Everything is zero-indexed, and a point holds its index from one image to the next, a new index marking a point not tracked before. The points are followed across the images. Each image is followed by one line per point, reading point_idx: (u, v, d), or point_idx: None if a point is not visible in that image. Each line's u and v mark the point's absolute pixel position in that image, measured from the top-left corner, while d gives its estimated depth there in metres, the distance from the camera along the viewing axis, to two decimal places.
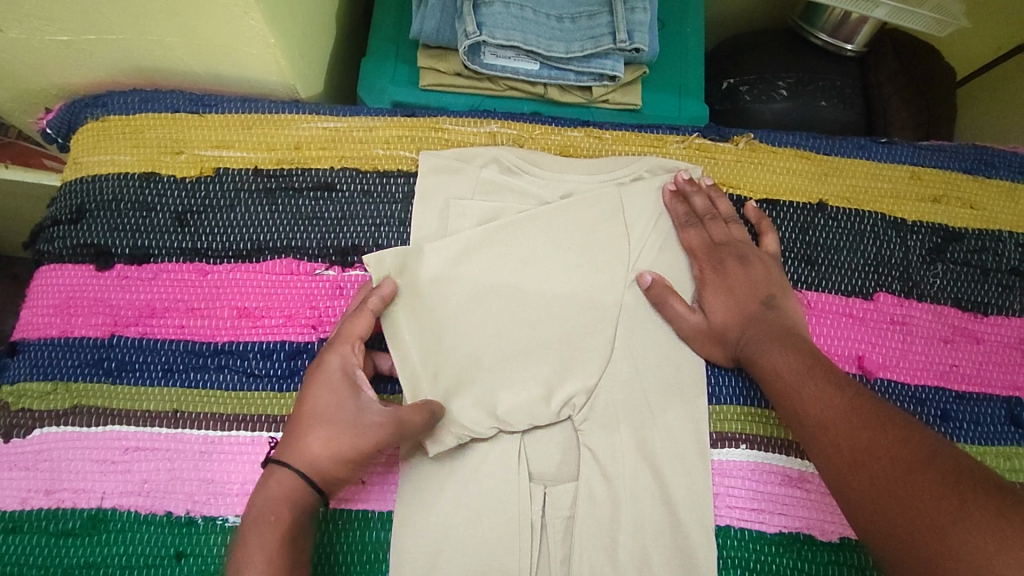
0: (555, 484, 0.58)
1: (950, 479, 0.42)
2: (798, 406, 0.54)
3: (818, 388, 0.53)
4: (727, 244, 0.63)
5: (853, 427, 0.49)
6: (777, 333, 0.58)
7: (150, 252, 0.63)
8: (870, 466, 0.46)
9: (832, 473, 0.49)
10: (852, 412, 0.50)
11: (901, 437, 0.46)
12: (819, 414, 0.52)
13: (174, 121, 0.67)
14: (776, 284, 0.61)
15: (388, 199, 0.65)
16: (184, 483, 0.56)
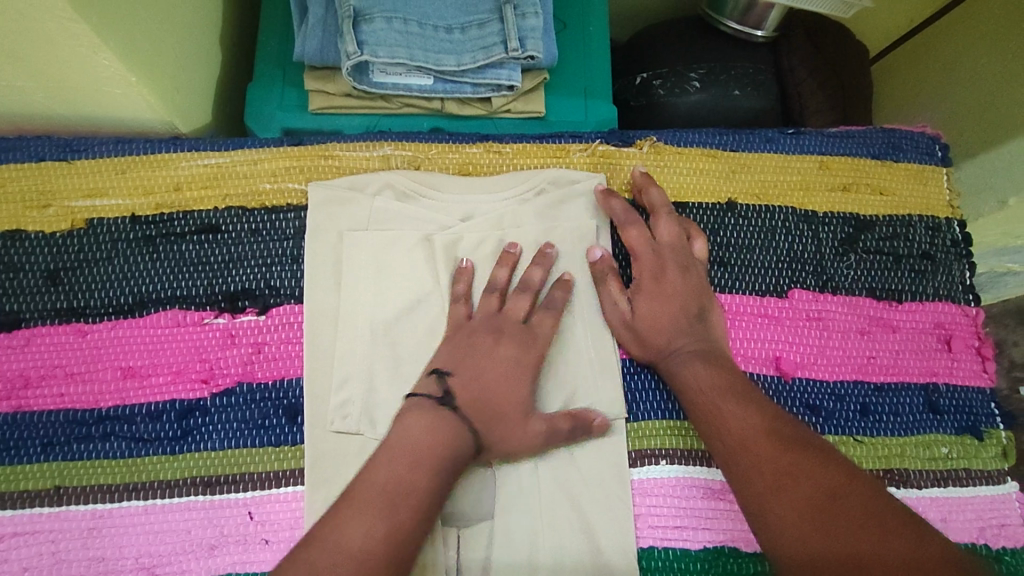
0: (470, 524, 0.55)
1: (867, 510, 0.44)
2: (714, 421, 0.53)
3: (736, 403, 0.53)
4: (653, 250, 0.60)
5: (773, 448, 0.49)
6: (694, 347, 0.57)
7: (20, 316, 0.58)
8: (788, 488, 0.46)
9: (745, 491, 0.48)
10: (772, 431, 0.50)
11: (820, 460, 0.47)
12: (737, 430, 0.51)
13: (39, 171, 0.61)
14: (694, 294, 0.59)
15: (278, 236, 0.61)
16: (72, 564, 0.53)
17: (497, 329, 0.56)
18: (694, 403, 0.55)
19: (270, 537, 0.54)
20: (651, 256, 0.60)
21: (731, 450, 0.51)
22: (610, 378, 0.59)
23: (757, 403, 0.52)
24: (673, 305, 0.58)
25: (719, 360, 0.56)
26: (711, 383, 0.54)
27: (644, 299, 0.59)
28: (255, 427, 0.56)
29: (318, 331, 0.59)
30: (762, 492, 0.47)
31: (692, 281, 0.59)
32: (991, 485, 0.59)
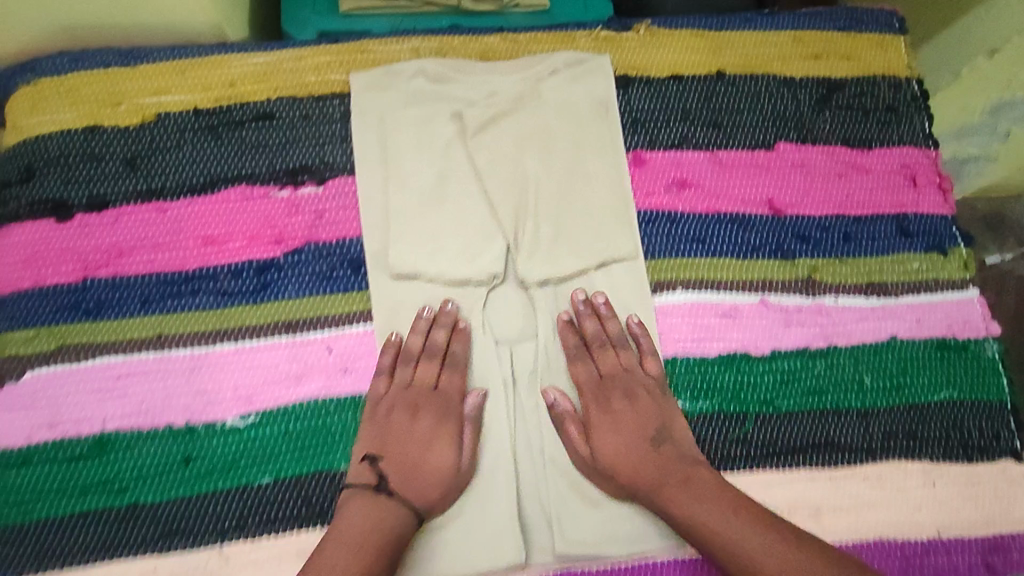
0: (519, 343, 0.65)
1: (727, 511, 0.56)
2: (661, 492, 0.58)
3: (677, 479, 0.59)
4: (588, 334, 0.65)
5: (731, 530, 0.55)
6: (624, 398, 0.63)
7: (106, 198, 0.65)
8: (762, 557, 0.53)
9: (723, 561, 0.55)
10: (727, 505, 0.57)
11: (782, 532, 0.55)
12: (697, 515, 0.56)
13: (108, 76, 0.67)
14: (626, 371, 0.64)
15: (328, 119, 0.69)
16: (181, 396, 0.61)
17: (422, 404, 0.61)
18: (628, 478, 0.60)
19: (347, 366, 0.63)
20: (605, 355, 0.64)
21: (682, 517, 0.57)
22: (629, 220, 0.68)
23: (693, 469, 0.59)
24: (630, 424, 0.61)
25: (667, 436, 0.61)
26: (642, 452, 0.60)
27: (593, 415, 0.62)
28: (326, 278, 0.65)
29: (372, 198, 0.67)
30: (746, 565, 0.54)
31: (648, 403, 0.62)
32: (956, 290, 0.70)
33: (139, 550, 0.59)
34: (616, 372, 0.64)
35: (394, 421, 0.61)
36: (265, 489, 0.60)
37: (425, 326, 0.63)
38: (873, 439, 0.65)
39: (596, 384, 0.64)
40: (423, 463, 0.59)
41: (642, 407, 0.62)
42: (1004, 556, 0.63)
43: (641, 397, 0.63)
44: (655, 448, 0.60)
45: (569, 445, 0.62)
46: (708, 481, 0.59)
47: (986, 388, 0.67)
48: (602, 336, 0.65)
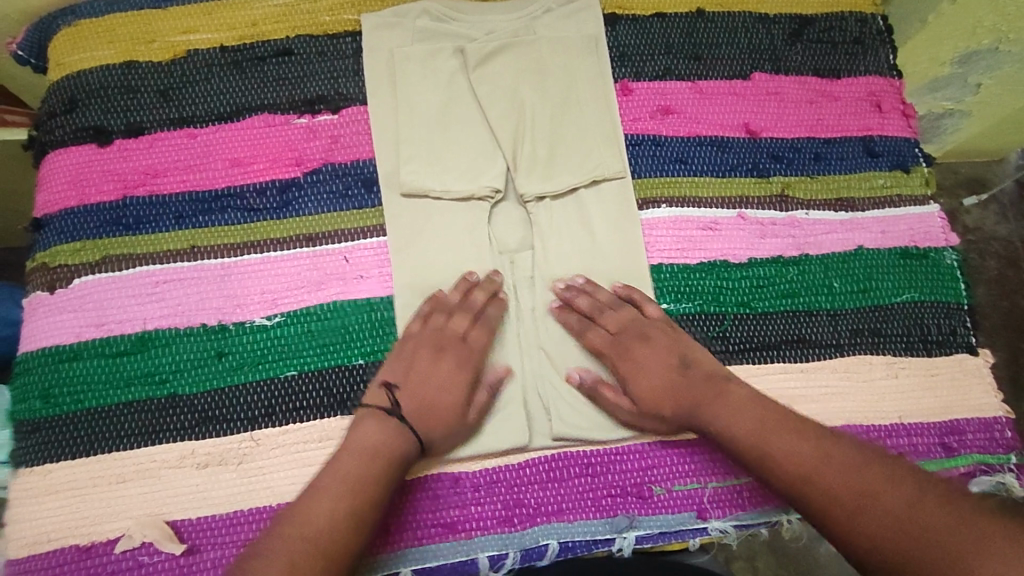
0: (518, 254, 0.72)
1: (775, 419, 0.58)
2: (707, 409, 0.61)
3: (710, 396, 0.61)
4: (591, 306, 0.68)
5: (760, 438, 0.57)
6: (642, 335, 0.66)
7: (142, 125, 0.72)
8: (789, 457, 0.55)
9: (756, 467, 0.57)
10: (760, 418, 0.58)
11: (816, 435, 0.56)
12: (737, 424, 0.59)
13: (141, 17, 0.74)
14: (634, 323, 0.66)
15: (341, 55, 0.75)
16: (213, 299, 0.68)
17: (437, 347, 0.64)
18: (671, 409, 0.63)
19: (363, 273, 0.69)
20: (608, 316, 0.67)
21: (727, 425, 0.59)
22: (616, 142, 0.74)
23: (724, 386, 0.62)
24: (653, 361, 0.64)
25: (689, 366, 0.64)
26: (665, 384, 0.63)
27: (619, 363, 0.65)
28: (342, 196, 0.71)
29: (383, 124, 0.73)
30: (775, 471, 0.55)
31: (662, 344, 0.65)
32: (918, 205, 0.76)
33: (177, 436, 0.65)
34: (626, 325, 0.66)
35: (418, 360, 0.63)
36: (291, 381, 0.66)
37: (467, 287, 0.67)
38: (842, 336, 0.71)
39: (611, 338, 0.66)
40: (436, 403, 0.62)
41: (658, 348, 0.65)
42: (961, 438, 0.69)
43: (655, 337, 0.65)
44: (683, 375, 0.63)
45: (611, 406, 0.65)
46: (743, 395, 0.61)
47: (945, 290, 0.74)
48: (599, 306, 0.68)
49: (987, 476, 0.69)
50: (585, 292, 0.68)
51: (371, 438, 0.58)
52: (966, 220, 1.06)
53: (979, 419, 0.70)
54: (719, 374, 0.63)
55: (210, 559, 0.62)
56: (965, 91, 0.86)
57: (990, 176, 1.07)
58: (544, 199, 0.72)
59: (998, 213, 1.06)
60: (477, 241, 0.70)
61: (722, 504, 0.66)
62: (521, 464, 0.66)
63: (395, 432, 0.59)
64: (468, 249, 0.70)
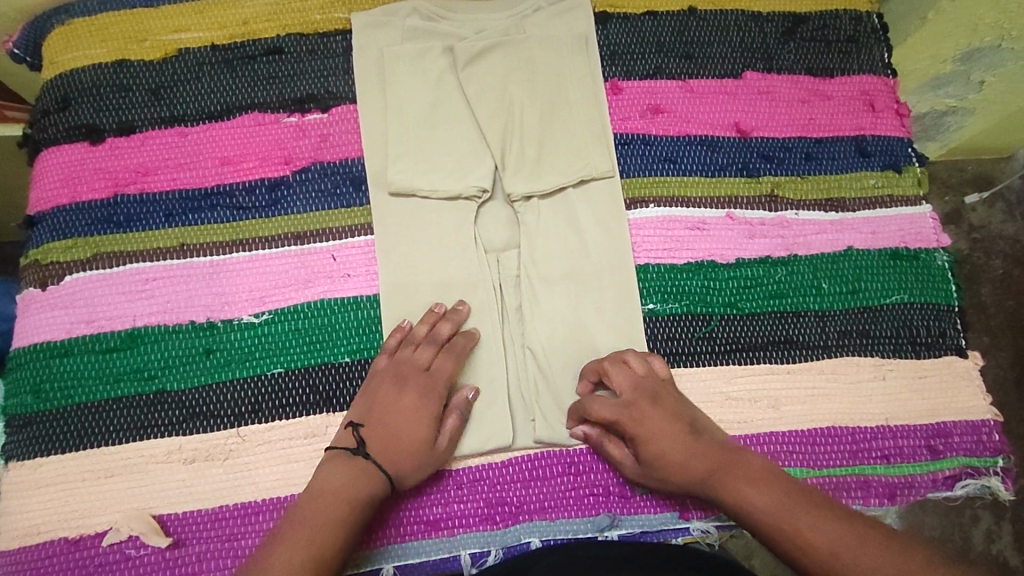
0: (505, 254, 0.72)
1: (785, 496, 0.55)
2: (726, 487, 0.58)
3: (736, 472, 0.58)
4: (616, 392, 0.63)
5: (781, 514, 0.54)
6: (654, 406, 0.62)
7: (134, 124, 0.72)
8: (811, 535, 0.52)
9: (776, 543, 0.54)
10: (778, 489, 0.56)
11: (817, 510, 0.54)
12: (753, 502, 0.56)
13: (134, 15, 0.75)
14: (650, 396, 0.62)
15: (331, 54, 0.76)
16: (202, 297, 0.69)
17: (399, 378, 0.64)
18: (702, 469, 0.59)
19: (350, 272, 0.70)
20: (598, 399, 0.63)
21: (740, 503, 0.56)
22: (604, 142, 0.73)
23: (742, 457, 0.59)
24: (672, 429, 0.61)
25: (701, 428, 0.62)
26: (689, 447, 0.60)
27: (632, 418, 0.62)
28: (330, 194, 0.72)
29: (372, 123, 0.73)
30: (794, 548, 0.52)
31: (671, 403, 0.62)
32: (910, 206, 0.76)
33: (165, 431, 0.66)
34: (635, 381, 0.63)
35: (383, 393, 0.63)
36: (277, 379, 0.67)
37: (433, 319, 0.67)
38: (830, 337, 0.71)
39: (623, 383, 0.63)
40: (399, 432, 0.61)
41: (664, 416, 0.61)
42: (947, 441, 0.69)
43: (664, 399, 0.62)
44: (697, 441, 0.60)
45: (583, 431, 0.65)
46: (752, 466, 0.59)
47: (935, 292, 0.73)
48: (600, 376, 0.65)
49: (972, 479, 0.69)
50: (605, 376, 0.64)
51: (337, 481, 0.58)
52: (969, 219, 1.04)
53: (967, 422, 0.70)
54: (731, 444, 0.61)
55: (196, 553, 0.63)
56: (968, 89, 0.84)
57: (994, 175, 1.05)
58: (531, 199, 0.72)
59: (1004, 211, 1.04)
60: (463, 241, 0.71)
61: (705, 504, 0.67)
62: (504, 462, 0.67)
63: (354, 467, 0.59)
64: (453, 248, 0.70)
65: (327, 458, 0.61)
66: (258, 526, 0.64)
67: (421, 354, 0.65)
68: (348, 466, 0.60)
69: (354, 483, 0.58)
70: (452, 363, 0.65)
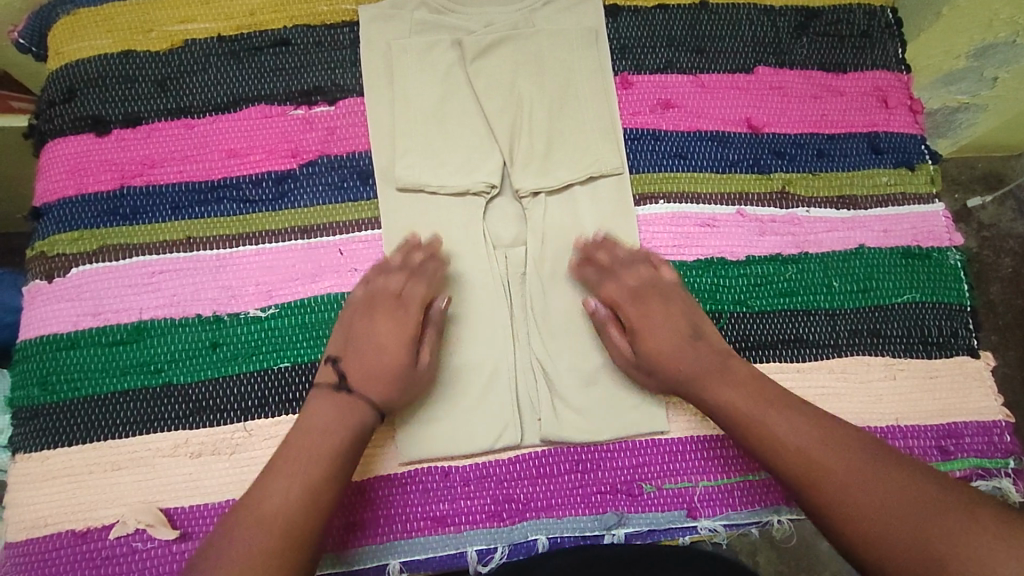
0: (512, 249, 0.72)
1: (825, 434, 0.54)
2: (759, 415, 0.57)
3: (771, 402, 0.58)
4: (642, 284, 0.65)
5: (758, 411, 0.57)
6: (642, 297, 0.64)
7: (140, 115, 0.72)
8: (782, 425, 0.56)
9: (753, 445, 0.57)
10: (763, 392, 0.59)
11: (810, 417, 0.56)
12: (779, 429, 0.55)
13: (139, 6, 0.74)
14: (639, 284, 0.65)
15: (338, 46, 0.75)
16: (208, 290, 0.68)
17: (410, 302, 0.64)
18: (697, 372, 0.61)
19: (357, 266, 0.70)
20: (628, 270, 0.66)
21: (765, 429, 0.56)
22: (614, 139, 0.73)
23: (729, 362, 0.61)
24: (665, 321, 0.63)
25: (702, 335, 0.63)
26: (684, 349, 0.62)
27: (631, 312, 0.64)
28: (337, 188, 0.71)
29: (379, 117, 0.73)
30: (775, 449, 0.55)
31: (682, 306, 0.64)
32: (922, 204, 0.75)
33: (172, 425, 0.65)
34: (643, 287, 0.65)
35: (356, 323, 0.62)
36: (284, 373, 0.67)
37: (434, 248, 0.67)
38: (840, 336, 0.70)
39: (628, 292, 0.65)
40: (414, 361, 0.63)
41: (668, 305, 0.64)
42: (958, 442, 0.69)
43: (665, 296, 0.64)
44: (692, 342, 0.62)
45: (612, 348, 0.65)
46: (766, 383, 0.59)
47: (947, 292, 0.72)
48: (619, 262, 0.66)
49: (984, 480, 0.68)
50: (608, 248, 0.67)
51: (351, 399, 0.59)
52: (981, 217, 1.03)
53: (978, 423, 0.69)
54: (727, 351, 0.63)
55: None
56: (980, 85, 0.83)
57: (1005, 173, 1.04)
58: (540, 195, 0.71)
59: (1015, 208, 1.03)
60: (470, 238, 0.70)
61: (712, 503, 0.66)
62: (511, 460, 0.66)
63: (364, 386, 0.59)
64: (461, 245, 0.70)
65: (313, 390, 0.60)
66: None
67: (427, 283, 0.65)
68: (331, 398, 0.59)
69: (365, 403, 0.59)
70: (424, 286, 0.65)
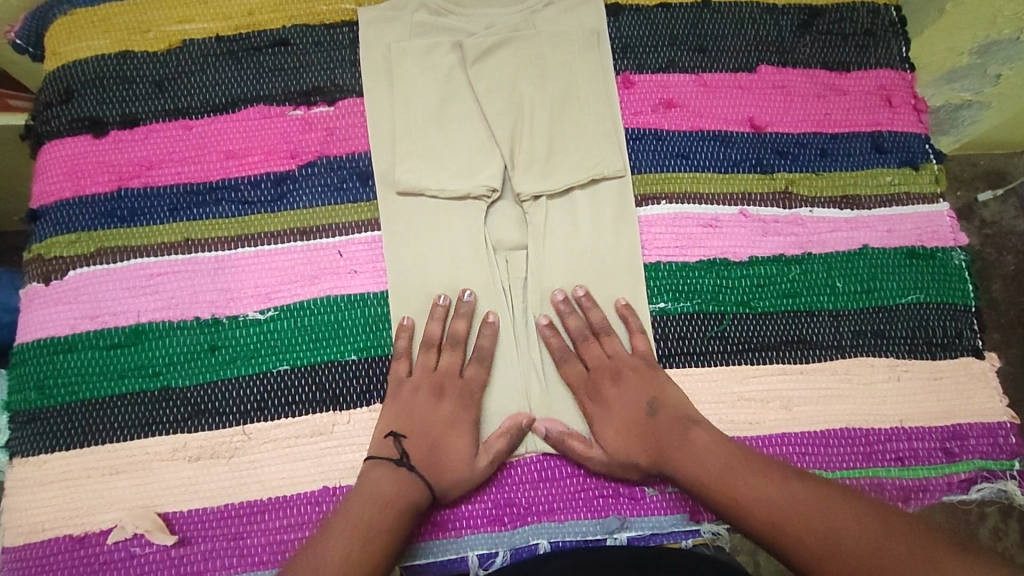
0: (513, 252, 0.71)
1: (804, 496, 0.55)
2: (729, 485, 0.58)
3: (739, 470, 0.58)
4: (601, 366, 0.66)
5: (725, 482, 0.58)
6: (604, 379, 0.66)
7: (138, 117, 0.71)
8: (752, 492, 0.56)
9: (729, 513, 0.57)
10: (730, 459, 0.59)
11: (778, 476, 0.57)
12: (754, 497, 0.56)
13: (137, 5, 0.73)
14: (608, 369, 0.66)
15: (337, 46, 0.74)
16: (207, 292, 0.68)
17: (438, 389, 0.65)
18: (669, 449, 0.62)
19: (357, 268, 0.69)
20: (587, 347, 0.67)
21: (738, 496, 0.57)
22: (615, 141, 0.72)
23: (689, 430, 0.62)
24: (624, 404, 0.65)
25: (660, 404, 0.64)
26: (648, 423, 0.64)
27: (608, 395, 0.65)
28: (337, 189, 0.71)
29: (379, 119, 0.72)
30: (758, 519, 0.55)
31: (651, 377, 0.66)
32: (926, 204, 0.74)
33: (170, 429, 0.65)
34: (601, 362, 0.66)
35: (419, 403, 0.64)
36: (283, 376, 0.66)
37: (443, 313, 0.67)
38: (844, 337, 0.70)
39: (585, 373, 0.67)
40: (443, 448, 0.63)
41: (629, 386, 0.65)
42: (963, 443, 0.68)
43: (629, 375, 0.66)
44: (649, 417, 0.64)
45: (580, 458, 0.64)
46: (719, 441, 0.61)
47: (951, 292, 0.72)
48: (586, 329, 0.68)
49: (988, 483, 0.68)
50: (581, 312, 0.68)
51: (383, 487, 0.59)
52: (983, 215, 1.02)
53: (982, 424, 0.69)
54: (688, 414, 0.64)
55: (201, 551, 0.63)
56: (984, 82, 0.82)
57: (1009, 170, 1.04)
58: (541, 198, 0.71)
59: (1018, 206, 1.02)
60: (471, 242, 0.69)
61: None
62: (513, 464, 0.66)
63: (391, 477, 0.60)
64: (461, 248, 0.69)
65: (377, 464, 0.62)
66: (264, 525, 0.63)
67: (449, 360, 0.66)
68: (393, 475, 0.60)
69: (398, 489, 0.59)
70: (484, 370, 0.66)
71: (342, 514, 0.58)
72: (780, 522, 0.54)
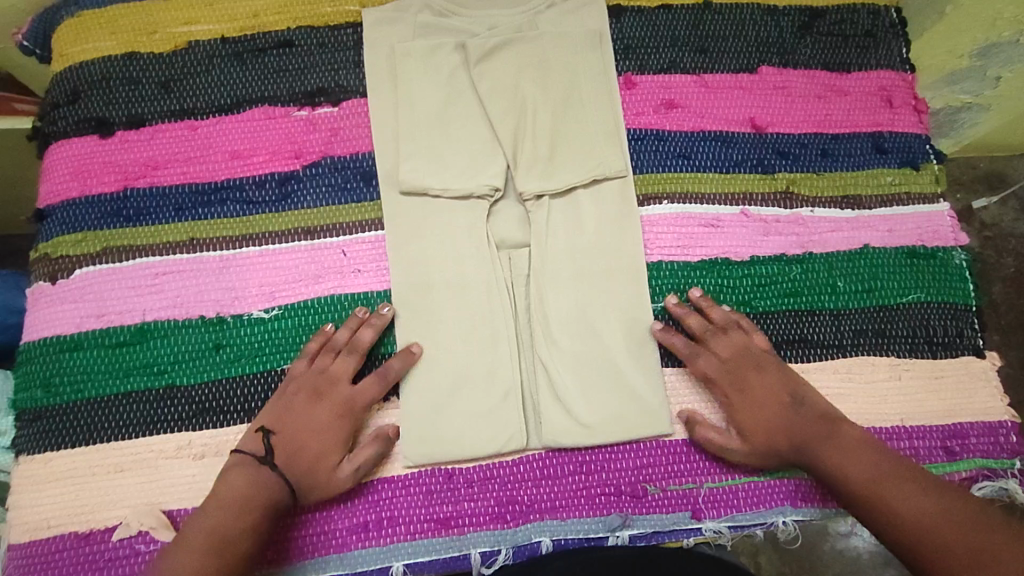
0: (516, 252, 0.72)
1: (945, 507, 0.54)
2: (896, 483, 0.56)
3: (887, 474, 0.57)
4: (737, 357, 0.65)
5: (879, 484, 0.56)
6: (756, 367, 0.65)
7: (143, 117, 0.72)
8: (916, 500, 0.54)
9: (869, 510, 0.56)
10: (877, 463, 0.58)
11: (923, 483, 0.56)
12: (903, 504, 0.54)
13: (143, 7, 0.74)
14: (749, 361, 0.65)
15: (342, 47, 0.75)
16: (212, 291, 0.68)
17: (317, 391, 0.63)
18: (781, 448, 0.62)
19: (361, 267, 0.70)
20: (720, 340, 0.66)
21: (889, 501, 0.55)
22: (617, 141, 0.72)
23: (838, 427, 0.61)
24: (767, 396, 0.64)
25: (803, 403, 0.63)
26: (791, 417, 0.62)
27: (744, 393, 0.64)
28: (341, 189, 0.71)
29: (382, 120, 0.73)
30: (893, 522, 0.54)
31: (775, 376, 0.65)
32: (927, 204, 0.75)
33: (174, 426, 0.65)
34: (724, 363, 0.65)
35: (296, 402, 0.63)
36: (287, 374, 0.67)
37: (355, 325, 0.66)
38: (845, 337, 0.70)
39: (724, 366, 0.65)
40: (315, 450, 0.61)
41: (769, 377, 0.65)
42: (964, 442, 0.68)
43: (766, 367, 0.65)
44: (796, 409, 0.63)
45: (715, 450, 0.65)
46: (853, 441, 0.60)
47: (952, 292, 0.72)
48: (710, 325, 0.67)
49: (990, 481, 0.68)
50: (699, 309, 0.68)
51: (239, 485, 0.58)
52: (984, 217, 1.03)
53: (983, 423, 0.69)
54: (834, 414, 0.62)
55: None
56: (984, 84, 0.83)
57: (1009, 172, 1.04)
58: (544, 197, 0.71)
59: (1018, 209, 1.03)
60: (474, 242, 0.70)
61: (717, 504, 0.66)
62: (515, 462, 0.66)
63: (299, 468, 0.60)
64: (465, 247, 0.70)
65: (228, 464, 0.61)
66: None
67: (341, 365, 0.64)
68: (249, 473, 0.59)
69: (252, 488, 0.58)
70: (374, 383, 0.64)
71: (247, 495, 0.58)
72: (936, 527, 0.52)
